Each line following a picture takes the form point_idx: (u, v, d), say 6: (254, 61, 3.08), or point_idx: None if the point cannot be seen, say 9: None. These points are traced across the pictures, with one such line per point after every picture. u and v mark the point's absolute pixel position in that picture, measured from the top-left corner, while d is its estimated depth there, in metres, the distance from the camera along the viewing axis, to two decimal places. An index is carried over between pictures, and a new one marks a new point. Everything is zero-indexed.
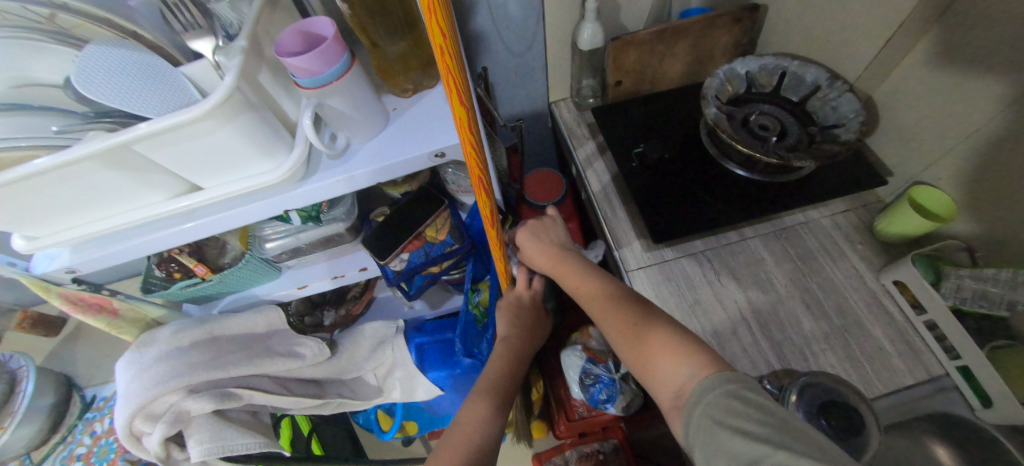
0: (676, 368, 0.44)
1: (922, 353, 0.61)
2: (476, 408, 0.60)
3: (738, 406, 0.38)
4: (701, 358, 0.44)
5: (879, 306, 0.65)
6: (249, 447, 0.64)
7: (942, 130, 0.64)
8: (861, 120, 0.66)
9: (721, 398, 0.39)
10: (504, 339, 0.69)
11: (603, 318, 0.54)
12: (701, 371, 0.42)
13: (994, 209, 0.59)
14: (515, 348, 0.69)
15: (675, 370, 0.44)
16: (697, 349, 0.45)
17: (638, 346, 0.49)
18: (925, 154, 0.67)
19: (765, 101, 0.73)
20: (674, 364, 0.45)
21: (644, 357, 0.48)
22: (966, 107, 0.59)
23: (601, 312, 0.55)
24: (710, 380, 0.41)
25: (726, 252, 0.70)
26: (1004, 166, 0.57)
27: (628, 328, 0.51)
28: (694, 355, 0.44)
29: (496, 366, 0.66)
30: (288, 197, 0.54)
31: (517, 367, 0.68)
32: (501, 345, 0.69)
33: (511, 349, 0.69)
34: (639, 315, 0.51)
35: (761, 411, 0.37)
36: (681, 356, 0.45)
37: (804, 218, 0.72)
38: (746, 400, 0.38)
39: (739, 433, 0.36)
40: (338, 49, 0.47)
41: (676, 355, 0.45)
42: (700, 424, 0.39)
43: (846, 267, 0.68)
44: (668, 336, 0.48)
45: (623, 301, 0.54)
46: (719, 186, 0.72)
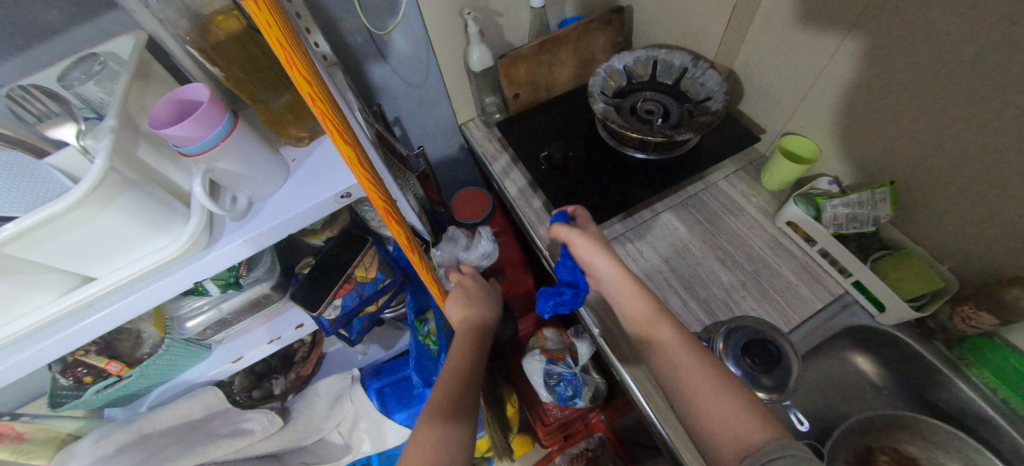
0: (753, 429, 0.43)
1: (822, 278, 0.68)
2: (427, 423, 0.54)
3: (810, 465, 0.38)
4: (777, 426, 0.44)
5: (781, 247, 0.72)
6: None
7: (790, 86, 0.74)
8: (726, 90, 0.75)
9: (796, 458, 0.39)
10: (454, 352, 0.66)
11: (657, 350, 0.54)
12: (776, 436, 0.42)
13: (844, 144, 0.69)
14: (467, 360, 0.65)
15: (748, 430, 0.44)
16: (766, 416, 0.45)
17: (705, 395, 0.48)
18: (783, 108, 0.77)
19: (645, 88, 0.80)
20: (751, 424, 0.44)
21: (710, 406, 0.47)
22: (802, 63, 0.69)
23: (671, 354, 0.52)
24: (789, 444, 0.40)
25: (644, 229, 0.75)
26: (841, 108, 0.67)
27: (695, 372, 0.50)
28: (767, 419, 0.44)
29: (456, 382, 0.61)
30: (195, 268, 0.52)
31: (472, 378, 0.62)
32: (459, 361, 0.64)
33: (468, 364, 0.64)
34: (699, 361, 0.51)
35: None
36: (761, 420, 0.44)
37: (703, 184, 0.80)
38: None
39: None
40: (218, 111, 0.48)
41: (751, 416, 0.45)
42: None
43: (747, 219, 0.76)
44: (743, 399, 0.47)
45: (704, 356, 0.52)
46: (625, 172, 0.78)
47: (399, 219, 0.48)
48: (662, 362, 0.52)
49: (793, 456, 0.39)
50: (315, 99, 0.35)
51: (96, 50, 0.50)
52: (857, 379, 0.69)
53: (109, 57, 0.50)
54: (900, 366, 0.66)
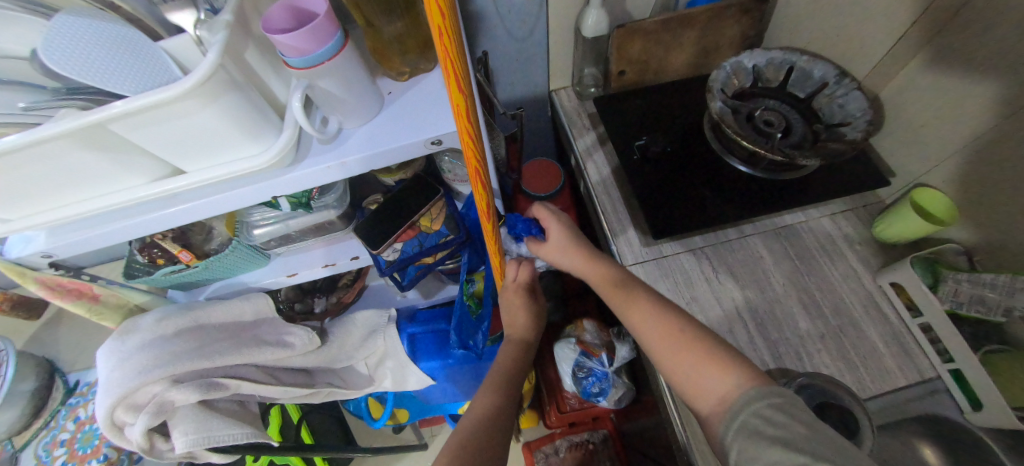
0: (718, 377, 0.45)
1: (915, 354, 0.61)
2: (481, 400, 0.60)
3: (780, 418, 0.38)
4: (744, 368, 0.44)
5: (876, 307, 0.65)
6: (236, 437, 0.63)
7: (947, 132, 0.63)
8: (867, 119, 0.65)
9: (765, 410, 0.40)
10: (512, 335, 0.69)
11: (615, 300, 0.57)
12: (741, 381, 0.43)
13: (992, 213, 0.59)
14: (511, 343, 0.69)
15: (715, 380, 0.45)
16: (736, 360, 0.46)
17: (669, 346, 0.50)
18: (928, 154, 0.66)
19: (771, 96, 0.71)
20: (716, 374, 0.45)
21: (679, 362, 0.48)
22: (971, 108, 0.58)
23: (644, 323, 0.53)
24: (754, 391, 0.41)
25: (725, 249, 0.69)
26: (1006, 171, 0.56)
27: (665, 329, 0.51)
28: (736, 365, 0.45)
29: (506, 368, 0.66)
30: (277, 182, 0.52)
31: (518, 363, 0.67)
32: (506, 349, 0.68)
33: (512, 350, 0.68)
34: (665, 315, 0.52)
35: (802, 422, 0.37)
36: (728, 364, 0.45)
37: (804, 216, 0.71)
38: (789, 412, 0.39)
39: (779, 445, 0.36)
40: (331, 27, 0.45)
41: (714, 362, 0.46)
42: (741, 434, 0.40)
43: (844, 267, 0.68)
44: (709, 346, 0.47)
45: (670, 309, 0.53)
46: (721, 183, 0.71)
47: (489, 186, 0.47)
48: (628, 316, 0.54)
49: (762, 405, 0.40)
50: (447, 53, 0.32)
51: None
52: None
53: None
54: None
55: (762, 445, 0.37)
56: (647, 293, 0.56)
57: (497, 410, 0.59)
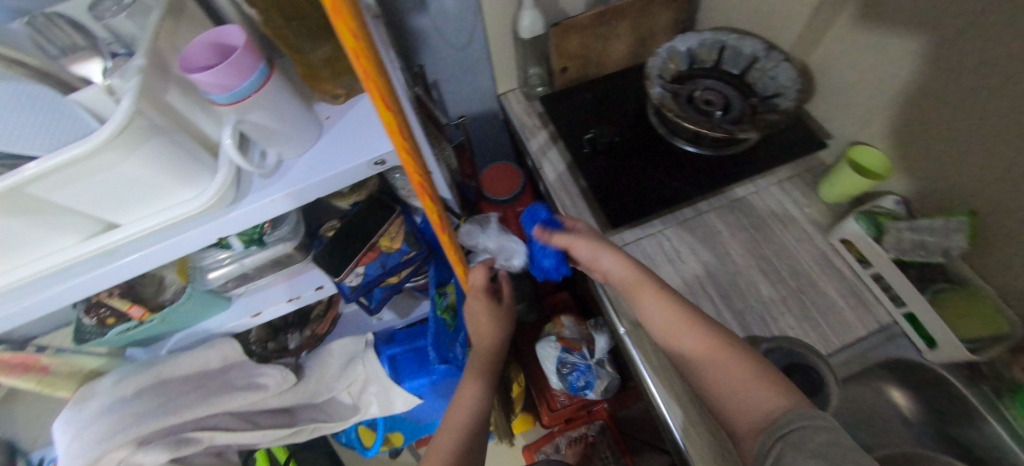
0: (764, 396, 0.42)
1: (872, 304, 0.64)
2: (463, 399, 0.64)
3: (825, 437, 0.35)
4: (796, 395, 0.41)
5: (831, 265, 0.67)
6: None
7: (872, 90, 0.66)
8: (797, 89, 0.68)
9: (810, 429, 0.36)
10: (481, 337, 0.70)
11: (654, 313, 0.54)
12: (789, 404, 0.40)
13: (922, 162, 0.63)
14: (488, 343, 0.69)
15: (761, 399, 0.42)
16: (783, 383, 0.43)
17: (714, 365, 0.47)
18: (858, 113, 0.70)
19: (707, 76, 0.74)
20: (765, 393, 0.42)
21: (721, 380, 0.46)
22: (887, 67, 0.62)
23: (689, 340, 0.50)
24: (802, 412, 0.38)
25: (685, 228, 0.71)
26: (928, 121, 0.60)
27: (710, 346, 0.49)
28: (785, 387, 0.42)
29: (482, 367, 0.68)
30: (222, 224, 0.50)
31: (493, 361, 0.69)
32: (480, 347, 0.69)
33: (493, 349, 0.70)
34: (712, 333, 0.50)
35: (839, 445, 0.34)
36: (776, 386, 0.42)
37: (754, 187, 0.74)
38: (832, 434, 0.36)
39: (817, 459, 0.34)
40: (253, 59, 0.44)
41: (762, 383, 0.43)
42: (780, 450, 0.36)
43: (797, 231, 0.70)
44: (756, 367, 0.45)
45: (712, 326, 0.51)
46: (672, 166, 0.73)
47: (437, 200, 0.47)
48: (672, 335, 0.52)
49: (809, 427, 0.37)
50: (370, 79, 0.32)
51: None
52: (890, 412, 0.65)
53: None
54: (939, 405, 0.62)
55: (800, 457, 0.35)
56: (690, 307, 0.53)
57: (476, 412, 0.62)
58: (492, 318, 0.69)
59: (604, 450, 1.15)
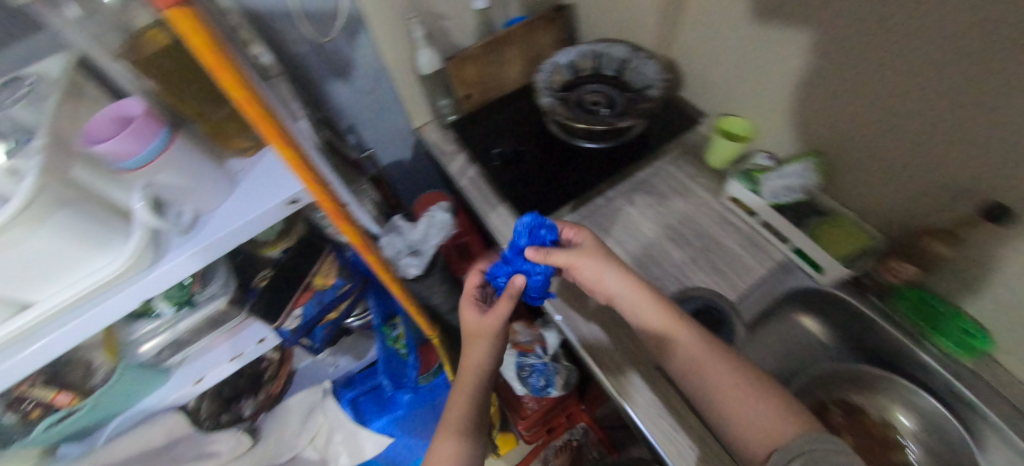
0: (777, 423, 0.44)
1: (764, 247, 0.73)
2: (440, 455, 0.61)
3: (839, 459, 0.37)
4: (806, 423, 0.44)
5: (726, 222, 0.76)
6: None
7: (722, 69, 0.78)
8: (661, 78, 0.79)
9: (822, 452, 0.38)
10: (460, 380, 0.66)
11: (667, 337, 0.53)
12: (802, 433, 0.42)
13: (773, 120, 0.74)
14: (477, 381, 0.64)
15: (774, 425, 0.44)
16: (791, 410, 0.45)
17: (730, 392, 0.48)
18: (717, 91, 0.81)
19: (591, 81, 0.83)
20: (788, 428, 0.43)
21: (734, 405, 0.47)
22: (726, 49, 0.74)
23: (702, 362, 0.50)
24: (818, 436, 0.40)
25: (598, 214, 0.78)
26: (767, 86, 0.71)
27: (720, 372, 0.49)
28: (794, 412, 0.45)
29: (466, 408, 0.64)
30: (147, 284, 0.51)
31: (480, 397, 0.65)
32: (464, 386, 0.64)
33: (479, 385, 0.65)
34: (726, 358, 0.51)
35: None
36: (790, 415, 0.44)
37: (652, 168, 0.83)
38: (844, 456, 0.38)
39: None
40: (153, 126, 0.47)
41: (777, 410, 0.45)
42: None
43: (695, 198, 0.79)
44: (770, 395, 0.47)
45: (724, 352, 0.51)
46: (577, 162, 0.80)
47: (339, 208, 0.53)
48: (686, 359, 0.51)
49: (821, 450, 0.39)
50: (247, 104, 0.40)
51: (25, 72, 0.49)
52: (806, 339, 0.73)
53: (38, 77, 0.49)
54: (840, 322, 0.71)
55: None
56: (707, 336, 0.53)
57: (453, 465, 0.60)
58: (474, 350, 0.63)
59: (590, 452, 1.18)
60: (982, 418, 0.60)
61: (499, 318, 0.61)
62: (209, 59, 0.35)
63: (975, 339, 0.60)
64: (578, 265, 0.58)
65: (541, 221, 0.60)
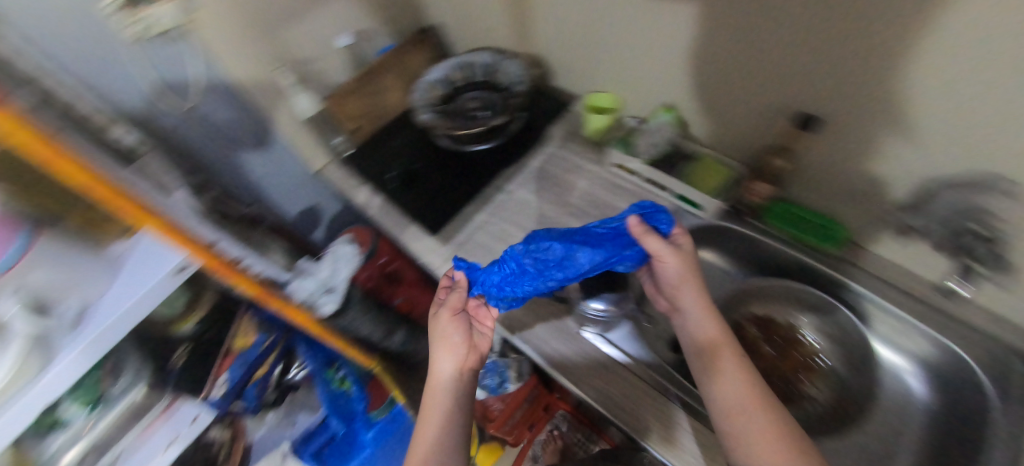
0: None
1: (652, 199, 0.80)
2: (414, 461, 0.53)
3: None
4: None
5: (616, 185, 0.82)
6: None
7: (574, 52, 0.85)
8: (524, 73, 0.86)
9: None
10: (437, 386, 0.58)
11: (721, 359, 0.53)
12: None
13: (628, 87, 0.82)
14: (445, 385, 0.58)
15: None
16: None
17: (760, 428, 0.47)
18: (576, 73, 0.89)
19: (465, 89, 0.88)
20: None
21: (756, 438, 0.46)
22: (571, 33, 0.81)
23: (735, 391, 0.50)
24: None
25: (501, 209, 0.83)
26: (613, 58, 0.79)
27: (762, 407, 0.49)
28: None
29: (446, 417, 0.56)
30: (32, 397, 0.48)
31: (460, 404, 0.57)
32: (437, 393, 0.57)
33: (459, 387, 0.58)
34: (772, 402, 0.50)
35: None
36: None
37: (543, 154, 0.88)
38: None
39: None
40: (7, 234, 0.45)
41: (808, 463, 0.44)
42: None
43: (585, 172, 0.85)
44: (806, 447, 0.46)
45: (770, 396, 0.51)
46: (472, 167, 0.84)
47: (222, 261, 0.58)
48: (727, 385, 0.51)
49: None
50: (100, 189, 0.46)
51: None
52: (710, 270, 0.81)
53: None
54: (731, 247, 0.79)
55: None
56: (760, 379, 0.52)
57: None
58: (435, 354, 0.60)
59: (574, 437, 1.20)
60: (858, 294, 0.71)
61: (446, 308, 0.61)
62: (41, 154, 0.40)
63: (831, 232, 0.71)
64: (666, 260, 0.56)
65: (664, 206, 0.58)
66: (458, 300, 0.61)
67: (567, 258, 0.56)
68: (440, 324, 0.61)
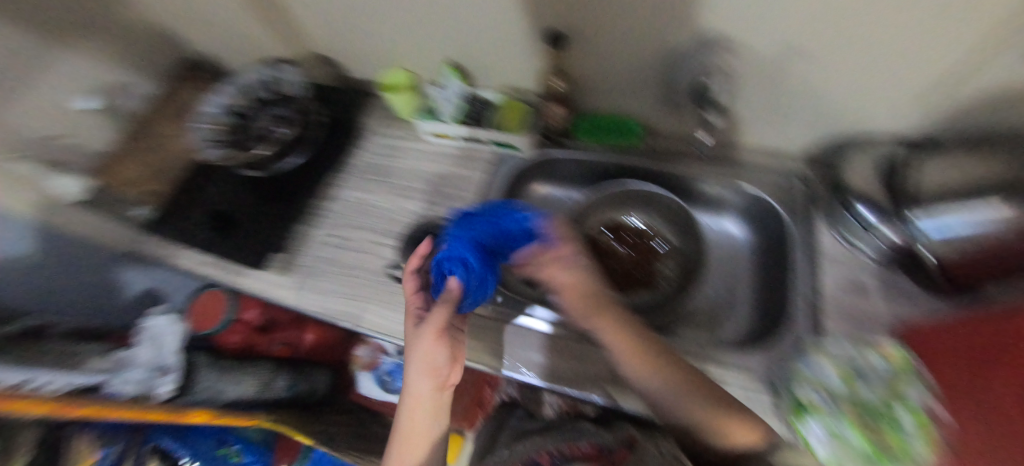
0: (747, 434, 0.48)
1: (475, 155, 0.81)
2: None
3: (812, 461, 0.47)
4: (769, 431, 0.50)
5: (439, 153, 0.82)
6: None
7: (348, 39, 0.82)
8: (303, 81, 0.84)
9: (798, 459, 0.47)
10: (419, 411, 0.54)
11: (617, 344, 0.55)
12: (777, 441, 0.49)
13: (411, 57, 0.81)
14: (426, 405, 0.54)
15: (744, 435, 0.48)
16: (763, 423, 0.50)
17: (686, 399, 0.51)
18: (362, 59, 0.86)
19: (252, 111, 0.81)
20: (751, 433, 0.48)
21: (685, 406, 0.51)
22: (334, 20, 0.78)
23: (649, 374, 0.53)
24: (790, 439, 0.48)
25: (334, 217, 0.80)
26: (382, 33, 0.78)
27: (692, 380, 0.52)
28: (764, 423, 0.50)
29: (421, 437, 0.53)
30: None
31: (440, 421, 0.55)
32: (417, 415, 0.53)
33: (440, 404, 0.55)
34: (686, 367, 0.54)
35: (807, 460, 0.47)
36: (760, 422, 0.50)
37: (362, 149, 0.86)
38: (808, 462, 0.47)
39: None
40: None
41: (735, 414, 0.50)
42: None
43: (407, 151, 0.84)
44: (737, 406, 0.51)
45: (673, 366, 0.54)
46: (288, 187, 0.79)
47: None
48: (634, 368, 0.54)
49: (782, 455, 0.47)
50: None
51: None
52: (553, 200, 0.84)
53: None
54: (560, 172, 0.82)
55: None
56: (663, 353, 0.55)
57: None
58: (412, 374, 0.54)
59: None
60: (670, 175, 0.78)
61: (432, 328, 0.53)
62: None
63: (630, 130, 0.77)
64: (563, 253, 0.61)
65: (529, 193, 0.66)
66: (442, 317, 0.54)
67: (497, 248, 0.61)
68: (426, 343, 0.53)
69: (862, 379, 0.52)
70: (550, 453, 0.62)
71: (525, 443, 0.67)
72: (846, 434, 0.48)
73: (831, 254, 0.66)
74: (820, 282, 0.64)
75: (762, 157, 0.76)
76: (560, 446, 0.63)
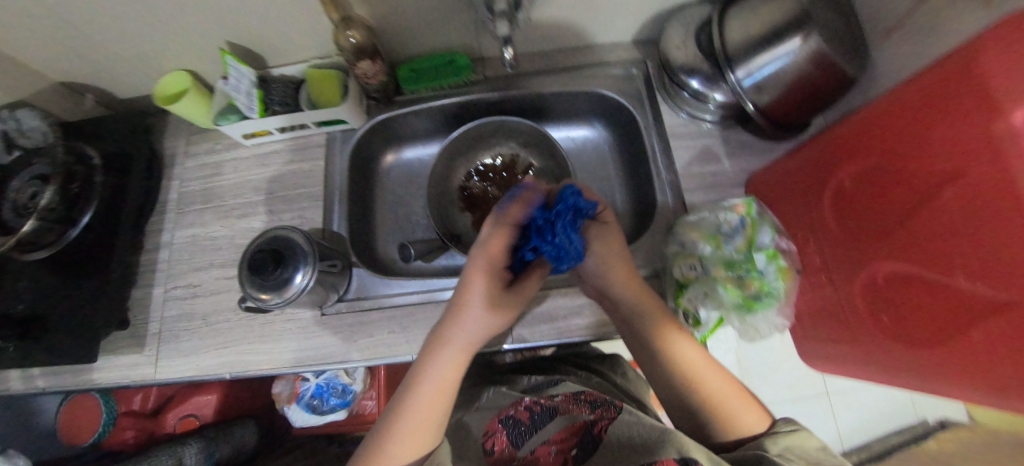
0: (756, 418, 0.48)
1: (305, 144, 0.71)
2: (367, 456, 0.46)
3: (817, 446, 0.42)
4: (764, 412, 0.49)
5: (264, 156, 0.71)
6: None
7: (87, 56, 0.65)
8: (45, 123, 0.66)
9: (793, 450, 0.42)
10: (443, 363, 0.49)
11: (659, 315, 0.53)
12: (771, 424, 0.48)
13: (178, 55, 0.67)
14: (445, 359, 0.49)
15: (751, 418, 0.48)
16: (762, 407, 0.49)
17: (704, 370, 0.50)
18: (123, 74, 0.70)
19: (5, 182, 0.65)
20: (755, 416, 0.48)
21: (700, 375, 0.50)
22: (50, 37, 0.61)
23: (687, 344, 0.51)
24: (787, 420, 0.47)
25: (170, 267, 0.68)
26: (124, 36, 0.62)
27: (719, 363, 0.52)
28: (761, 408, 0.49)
29: (446, 394, 0.48)
30: None
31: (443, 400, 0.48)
32: (436, 365, 0.49)
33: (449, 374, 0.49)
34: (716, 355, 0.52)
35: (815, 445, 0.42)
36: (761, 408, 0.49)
37: (174, 180, 0.73)
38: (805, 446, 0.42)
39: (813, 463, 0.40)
40: None
41: (748, 397, 0.50)
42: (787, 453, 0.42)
43: (227, 165, 0.72)
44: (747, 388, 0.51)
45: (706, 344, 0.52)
46: (94, 253, 0.65)
47: None
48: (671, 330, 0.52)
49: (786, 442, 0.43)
50: None
51: None
52: (414, 163, 0.78)
53: None
54: (409, 132, 0.76)
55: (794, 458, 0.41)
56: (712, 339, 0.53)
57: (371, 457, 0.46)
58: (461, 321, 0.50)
59: None
60: (514, 100, 0.74)
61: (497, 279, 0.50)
62: None
63: (459, 64, 0.70)
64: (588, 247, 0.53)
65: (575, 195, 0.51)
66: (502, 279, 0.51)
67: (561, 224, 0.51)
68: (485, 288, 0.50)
69: (725, 239, 0.55)
70: (527, 406, 0.62)
71: (496, 393, 0.72)
72: (720, 294, 0.54)
73: (679, 131, 0.67)
74: (675, 161, 0.66)
75: (599, 52, 0.73)
76: (535, 399, 0.64)
